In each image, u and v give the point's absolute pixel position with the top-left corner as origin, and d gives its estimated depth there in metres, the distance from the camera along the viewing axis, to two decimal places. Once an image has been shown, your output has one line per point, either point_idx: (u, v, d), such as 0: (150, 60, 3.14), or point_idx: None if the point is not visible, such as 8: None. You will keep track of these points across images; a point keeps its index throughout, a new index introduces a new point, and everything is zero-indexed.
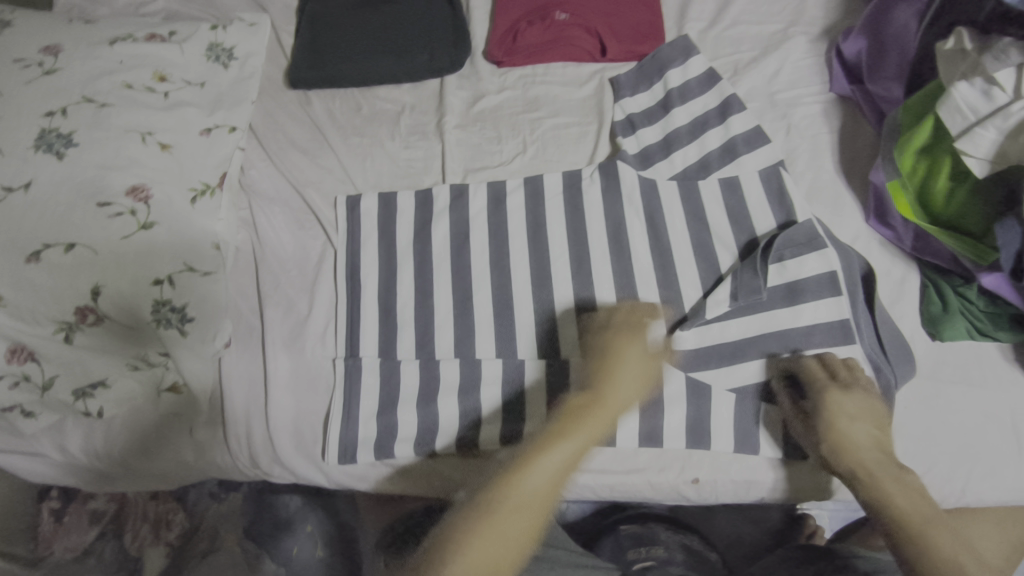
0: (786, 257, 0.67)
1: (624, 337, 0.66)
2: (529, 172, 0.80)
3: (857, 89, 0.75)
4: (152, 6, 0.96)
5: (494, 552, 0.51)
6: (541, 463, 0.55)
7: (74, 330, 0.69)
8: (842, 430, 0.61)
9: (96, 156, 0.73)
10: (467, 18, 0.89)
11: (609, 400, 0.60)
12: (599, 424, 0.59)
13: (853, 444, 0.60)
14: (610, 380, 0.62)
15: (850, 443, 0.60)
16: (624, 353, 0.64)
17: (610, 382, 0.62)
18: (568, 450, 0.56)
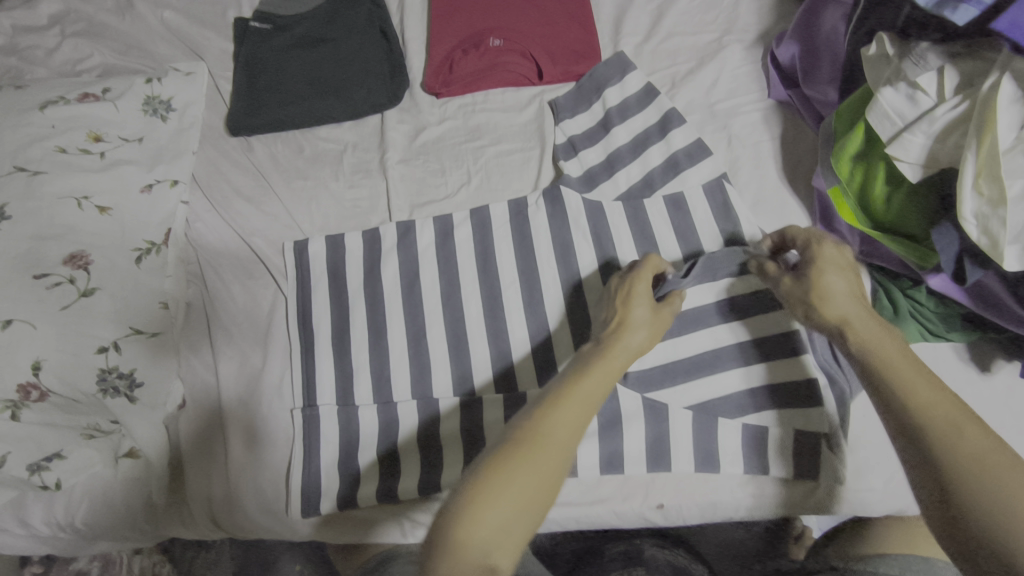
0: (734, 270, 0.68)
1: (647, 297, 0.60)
2: (475, 203, 0.80)
3: (794, 94, 0.74)
4: (88, 62, 0.95)
5: (512, 518, 0.44)
6: (567, 408, 0.50)
7: (20, 407, 0.66)
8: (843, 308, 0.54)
9: (30, 227, 0.71)
10: (403, 50, 0.88)
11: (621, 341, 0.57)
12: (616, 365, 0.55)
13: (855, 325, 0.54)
14: (634, 321, 0.58)
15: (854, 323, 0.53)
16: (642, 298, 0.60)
17: (621, 329, 0.58)
18: (584, 393, 0.51)
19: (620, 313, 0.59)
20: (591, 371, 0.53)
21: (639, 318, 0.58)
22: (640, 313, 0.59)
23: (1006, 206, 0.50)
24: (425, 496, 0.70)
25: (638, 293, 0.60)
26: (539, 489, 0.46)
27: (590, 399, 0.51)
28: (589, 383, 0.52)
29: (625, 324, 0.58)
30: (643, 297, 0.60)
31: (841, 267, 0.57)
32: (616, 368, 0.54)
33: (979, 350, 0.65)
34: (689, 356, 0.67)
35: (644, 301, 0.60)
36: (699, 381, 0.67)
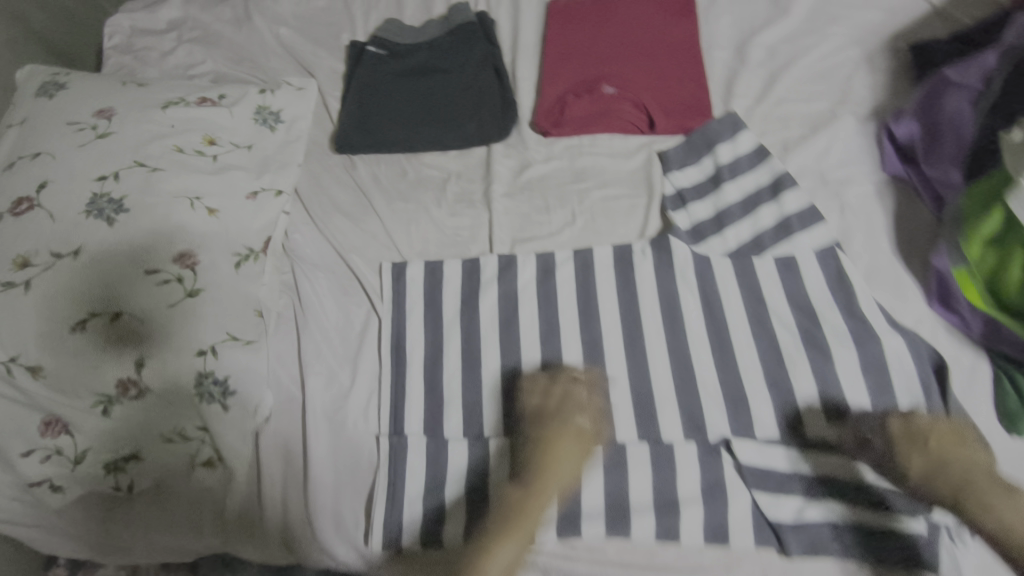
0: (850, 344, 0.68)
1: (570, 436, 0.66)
2: (578, 245, 0.79)
3: (911, 170, 0.75)
4: (200, 68, 0.98)
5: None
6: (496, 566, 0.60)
7: (113, 403, 0.66)
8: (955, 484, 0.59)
9: (145, 222, 0.71)
10: (514, 88, 0.90)
11: (543, 501, 0.63)
12: (534, 522, 0.63)
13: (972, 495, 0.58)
14: (560, 469, 0.64)
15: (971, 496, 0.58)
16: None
17: (542, 489, 0.63)
18: (511, 554, 0.60)
19: (548, 460, 0.64)
20: (518, 529, 0.62)
21: (563, 455, 0.65)
22: (564, 462, 0.64)
23: None
24: None
25: (562, 454, 0.64)
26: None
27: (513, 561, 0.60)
28: (516, 540, 0.61)
29: (553, 470, 0.64)
30: (570, 441, 0.65)
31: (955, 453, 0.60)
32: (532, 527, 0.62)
33: None
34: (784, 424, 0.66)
35: (564, 459, 0.64)
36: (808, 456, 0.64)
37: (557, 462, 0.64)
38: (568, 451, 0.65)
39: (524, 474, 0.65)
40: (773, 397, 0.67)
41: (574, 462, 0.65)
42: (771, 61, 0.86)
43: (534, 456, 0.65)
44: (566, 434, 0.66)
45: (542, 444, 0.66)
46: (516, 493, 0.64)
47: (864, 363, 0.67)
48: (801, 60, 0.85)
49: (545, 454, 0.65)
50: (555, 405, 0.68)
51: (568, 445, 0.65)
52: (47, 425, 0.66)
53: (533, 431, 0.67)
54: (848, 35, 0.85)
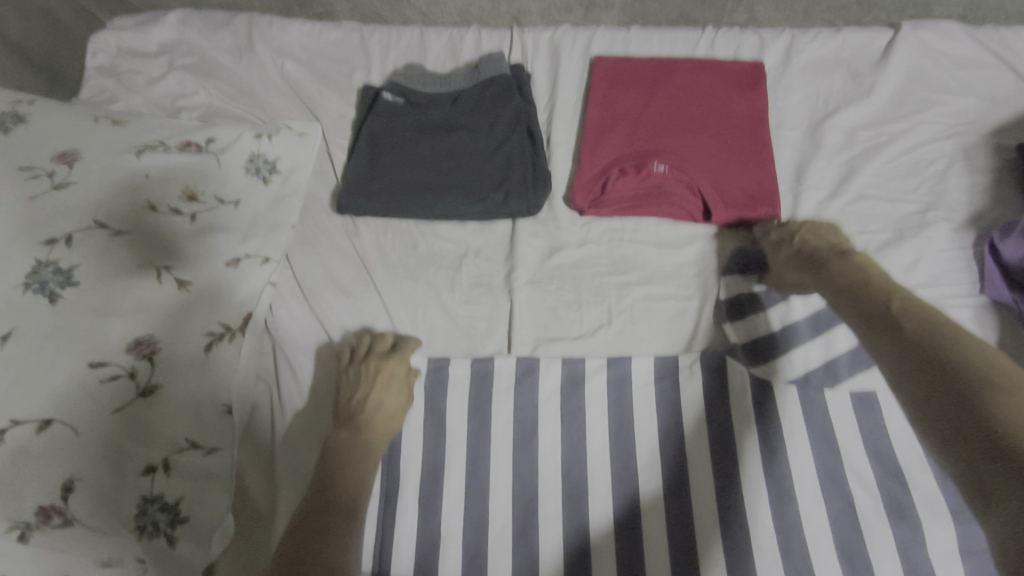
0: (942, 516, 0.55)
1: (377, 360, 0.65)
2: (613, 353, 0.67)
3: (1021, 299, 0.62)
4: (191, 100, 0.86)
5: (349, 511, 0.56)
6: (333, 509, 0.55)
7: (32, 530, 0.52)
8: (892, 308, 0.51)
9: (96, 299, 0.59)
10: (548, 155, 0.78)
11: (379, 441, 0.61)
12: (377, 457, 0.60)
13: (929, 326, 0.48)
14: (378, 419, 0.61)
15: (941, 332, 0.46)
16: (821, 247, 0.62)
17: (376, 426, 0.61)
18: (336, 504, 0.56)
19: (357, 415, 0.61)
20: (359, 462, 0.59)
21: (386, 389, 0.63)
22: (384, 394, 0.62)
23: None
24: None
25: (377, 376, 0.63)
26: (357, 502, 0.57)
27: (355, 465, 0.58)
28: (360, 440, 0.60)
29: (379, 418, 0.61)
30: (389, 371, 0.64)
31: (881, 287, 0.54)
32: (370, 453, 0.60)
33: None
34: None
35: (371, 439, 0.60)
36: None
37: (381, 403, 0.62)
38: (394, 377, 0.64)
39: (343, 422, 0.62)
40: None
41: (398, 395, 0.63)
42: (849, 147, 0.74)
43: (362, 384, 0.63)
44: (375, 363, 0.64)
45: (366, 372, 0.64)
46: (346, 436, 0.60)
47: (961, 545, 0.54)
48: (884, 150, 0.73)
49: (379, 383, 0.63)
50: (379, 344, 0.66)
51: (395, 395, 0.63)
52: None
53: (356, 369, 0.64)
54: (940, 124, 0.74)
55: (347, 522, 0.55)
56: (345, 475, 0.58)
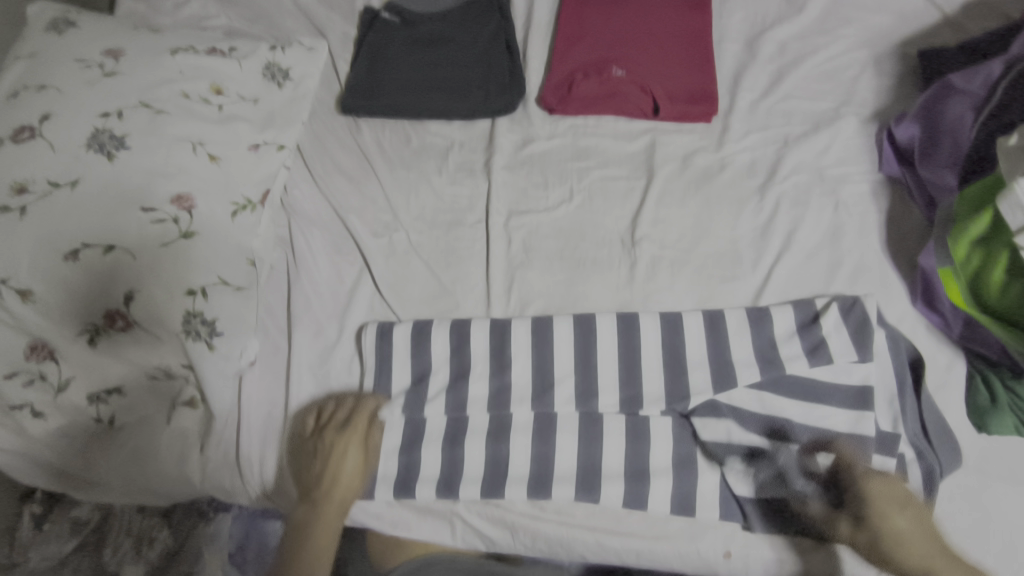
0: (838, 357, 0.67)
1: (336, 431, 0.68)
2: (574, 222, 0.80)
3: (907, 171, 0.76)
4: (213, 21, 0.98)
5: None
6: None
7: (100, 333, 0.67)
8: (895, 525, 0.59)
9: (145, 161, 0.72)
10: (524, 65, 0.91)
11: (336, 514, 0.66)
12: (335, 526, 0.66)
13: (910, 541, 0.58)
14: (338, 489, 0.66)
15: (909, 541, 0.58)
16: (911, 520, 0.60)
17: (332, 498, 0.66)
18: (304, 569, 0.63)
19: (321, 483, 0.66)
20: (313, 550, 0.64)
21: (345, 463, 0.66)
22: (341, 467, 0.66)
23: None
24: (484, 501, 0.68)
25: (333, 452, 0.66)
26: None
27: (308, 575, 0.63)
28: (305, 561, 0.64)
29: (338, 490, 0.66)
30: (347, 447, 0.67)
31: (891, 493, 0.61)
32: (320, 544, 0.65)
33: None
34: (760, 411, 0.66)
35: (331, 514, 0.66)
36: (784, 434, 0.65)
37: (337, 472, 0.66)
38: (350, 445, 0.67)
39: (309, 494, 0.67)
40: (763, 373, 0.67)
41: (359, 456, 0.67)
42: (780, 57, 0.87)
43: (318, 458, 0.67)
44: (331, 435, 0.67)
45: (322, 448, 0.67)
46: (303, 513, 0.66)
47: (858, 354, 0.66)
48: (809, 59, 0.86)
49: (335, 448, 0.67)
50: (339, 411, 0.69)
51: (353, 453, 0.67)
52: (31, 350, 0.68)
53: (315, 441, 0.68)
54: (856, 38, 0.87)
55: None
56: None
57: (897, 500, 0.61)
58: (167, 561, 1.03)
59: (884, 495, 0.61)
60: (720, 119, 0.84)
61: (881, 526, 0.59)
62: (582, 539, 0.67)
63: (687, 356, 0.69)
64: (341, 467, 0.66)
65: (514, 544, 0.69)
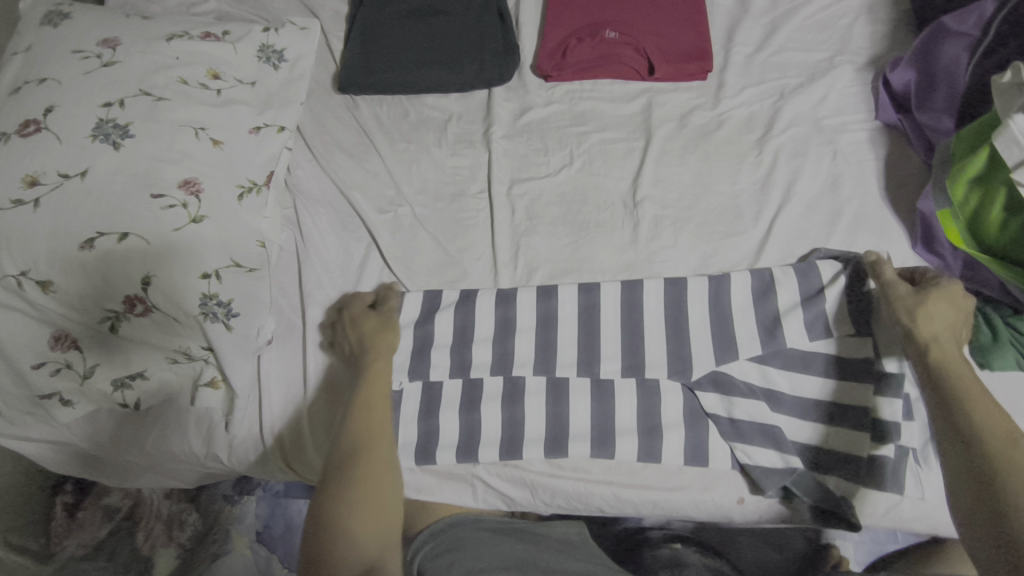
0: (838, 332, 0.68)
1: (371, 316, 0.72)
2: (576, 186, 0.81)
3: (904, 119, 0.76)
4: (203, 6, 0.98)
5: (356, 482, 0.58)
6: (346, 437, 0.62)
7: (121, 319, 0.69)
8: (927, 307, 0.61)
9: (151, 148, 0.72)
10: (517, 33, 0.91)
11: (385, 382, 0.67)
12: (383, 395, 0.65)
13: (929, 319, 0.60)
14: (379, 350, 0.69)
15: (929, 318, 0.60)
16: (941, 309, 0.61)
17: (382, 370, 0.67)
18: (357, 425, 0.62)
19: (366, 348, 0.69)
20: (364, 407, 0.63)
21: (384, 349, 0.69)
22: (382, 339, 0.70)
23: None
24: (503, 462, 0.70)
25: (365, 326, 0.71)
26: (372, 451, 0.61)
27: (360, 431, 0.62)
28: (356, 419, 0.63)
29: (379, 358, 0.68)
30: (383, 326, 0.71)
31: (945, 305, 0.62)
32: (376, 410, 0.64)
33: None
34: (760, 385, 0.68)
35: (380, 379, 0.66)
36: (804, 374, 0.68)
37: (380, 345, 0.69)
38: (371, 319, 0.72)
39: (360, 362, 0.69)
40: (764, 345, 0.69)
41: (388, 330, 0.71)
42: (773, 11, 0.87)
43: (352, 336, 0.71)
44: (367, 313, 0.72)
45: (349, 324, 0.72)
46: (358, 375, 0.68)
47: (856, 330, 0.68)
48: (801, 10, 0.86)
49: (371, 321, 0.71)
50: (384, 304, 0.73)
51: (393, 342, 0.71)
52: (56, 339, 0.70)
53: (347, 324, 0.72)
54: None
55: (358, 462, 0.60)
56: (362, 450, 0.61)
57: (945, 316, 0.61)
58: (197, 543, 1.07)
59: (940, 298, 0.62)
60: (715, 76, 0.85)
61: (945, 284, 0.63)
62: (601, 493, 0.69)
63: (689, 315, 0.71)
64: (377, 338, 0.70)
65: (535, 502, 0.71)
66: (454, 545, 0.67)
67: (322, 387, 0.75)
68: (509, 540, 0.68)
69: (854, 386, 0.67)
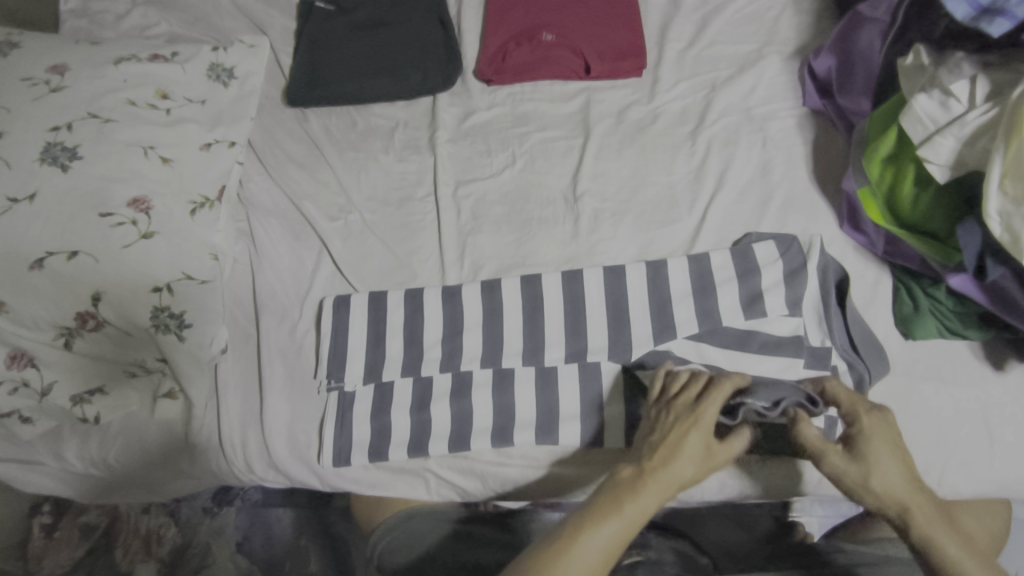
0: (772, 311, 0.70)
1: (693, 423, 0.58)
2: (519, 185, 0.83)
3: (828, 104, 0.79)
4: (156, 29, 1.00)
5: None
6: (589, 557, 0.52)
7: (74, 335, 0.72)
8: (880, 461, 0.56)
9: (100, 168, 0.75)
10: (459, 40, 0.94)
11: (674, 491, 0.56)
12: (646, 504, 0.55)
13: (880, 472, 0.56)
14: (680, 456, 0.56)
15: (879, 473, 0.56)
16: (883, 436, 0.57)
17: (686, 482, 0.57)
18: (608, 539, 0.52)
19: (666, 448, 0.57)
20: (597, 516, 0.54)
21: (688, 453, 0.56)
22: (680, 444, 0.57)
23: None
24: (453, 454, 0.72)
25: (677, 433, 0.58)
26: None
27: (617, 545, 0.53)
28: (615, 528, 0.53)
29: (671, 467, 0.56)
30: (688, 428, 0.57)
31: (889, 428, 0.58)
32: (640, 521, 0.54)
33: (993, 349, 0.68)
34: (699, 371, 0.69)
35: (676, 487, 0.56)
36: (743, 353, 0.69)
37: (675, 453, 0.57)
38: (688, 426, 0.58)
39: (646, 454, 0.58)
40: (701, 325, 0.70)
41: (700, 443, 0.57)
42: (704, 6, 0.90)
43: (657, 434, 0.59)
44: (705, 420, 0.58)
45: (674, 420, 0.59)
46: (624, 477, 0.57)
47: (789, 309, 0.70)
48: (730, 4, 0.89)
49: (680, 427, 0.58)
50: (689, 386, 0.61)
51: (688, 458, 0.57)
52: (11, 359, 0.72)
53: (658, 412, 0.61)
54: None
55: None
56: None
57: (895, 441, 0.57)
58: (176, 557, 1.06)
59: (882, 429, 0.58)
60: (650, 72, 0.87)
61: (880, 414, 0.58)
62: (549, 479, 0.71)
63: (628, 302, 0.73)
64: (685, 446, 0.57)
65: (486, 491, 0.73)
66: (409, 541, 0.71)
67: (276, 391, 0.76)
68: (482, 546, 0.71)
69: (790, 361, 0.68)
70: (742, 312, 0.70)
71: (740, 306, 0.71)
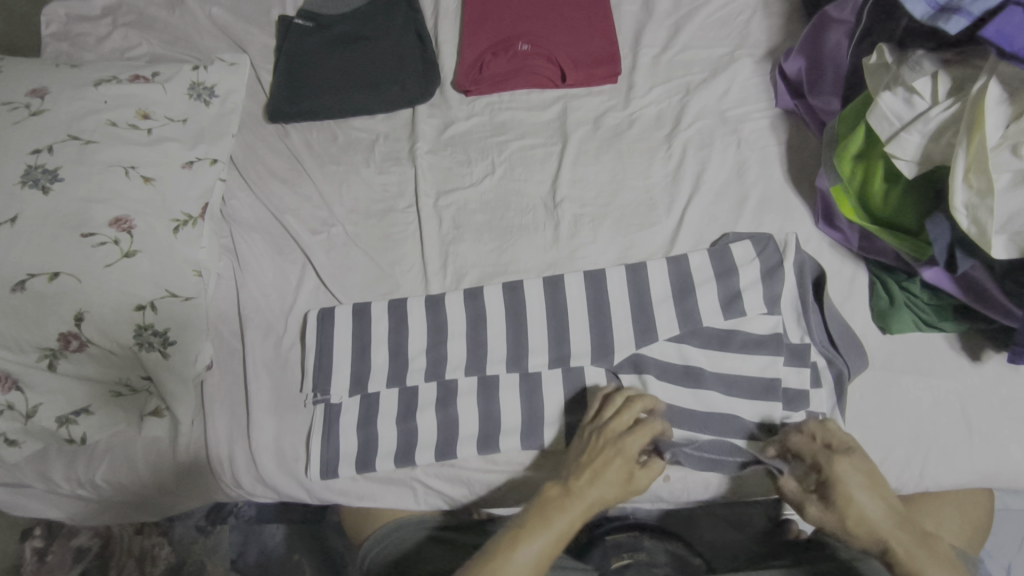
0: (750, 310, 0.71)
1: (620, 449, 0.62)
2: (499, 193, 0.84)
3: (799, 103, 0.80)
4: (137, 50, 1.01)
5: None
6: (521, 566, 0.55)
7: (58, 357, 0.71)
8: (854, 500, 0.57)
9: (81, 190, 0.75)
10: (437, 52, 0.95)
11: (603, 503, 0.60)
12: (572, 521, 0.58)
13: (859, 512, 0.56)
14: (607, 474, 0.61)
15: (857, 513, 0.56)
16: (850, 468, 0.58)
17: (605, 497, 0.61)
18: (534, 554, 0.56)
19: (597, 466, 0.62)
20: (530, 529, 0.58)
21: (609, 477, 0.61)
22: (605, 465, 0.61)
23: (994, 196, 0.54)
24: (441, 462, 0.72)
25: (605, 451, 0.62)
26: None
27: (545, 557, 0.56)
28: (543, 541, 0.57)
29: (598, 482, 0.60)
30: (612, 456, 0.61)
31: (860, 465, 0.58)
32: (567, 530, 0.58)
33: (969, 341, 0.69)
34: (681, 376, 0.70)
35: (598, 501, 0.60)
36: (724, 353, 0.70)
37: (601, 471, 0.61)
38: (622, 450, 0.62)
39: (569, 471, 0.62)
40: (681, 326, 0.71)
41: (620, 466, 0.61)
42: (677, 12, 0.91)
43: (587, 453, 0.63)
44: (629, 445, 0.62)
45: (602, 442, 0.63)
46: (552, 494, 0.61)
47: (767, 307, 0.71)
48: (702, 9, 0.90)
49: (607, 452, 0.62)
50: (625, 411, 0.64)
51: (610, 479, 0.61)
52: None
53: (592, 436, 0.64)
54: None
55: None
56: None
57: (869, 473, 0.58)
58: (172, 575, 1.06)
59: (848, 469, 0.58)
60: (625, 78, 0.89)
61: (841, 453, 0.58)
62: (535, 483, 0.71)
63: (609, 305, 0.74)
64: (609, 465, 0.61)
65: (475, 498, 0.73)
66: (398, 548, 0.71)
67: (262, 406, 0.76)
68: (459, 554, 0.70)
69: (770, 359, 0.69)
70: (720, 311, 0.71)
71: (718, 306, 0.71)
